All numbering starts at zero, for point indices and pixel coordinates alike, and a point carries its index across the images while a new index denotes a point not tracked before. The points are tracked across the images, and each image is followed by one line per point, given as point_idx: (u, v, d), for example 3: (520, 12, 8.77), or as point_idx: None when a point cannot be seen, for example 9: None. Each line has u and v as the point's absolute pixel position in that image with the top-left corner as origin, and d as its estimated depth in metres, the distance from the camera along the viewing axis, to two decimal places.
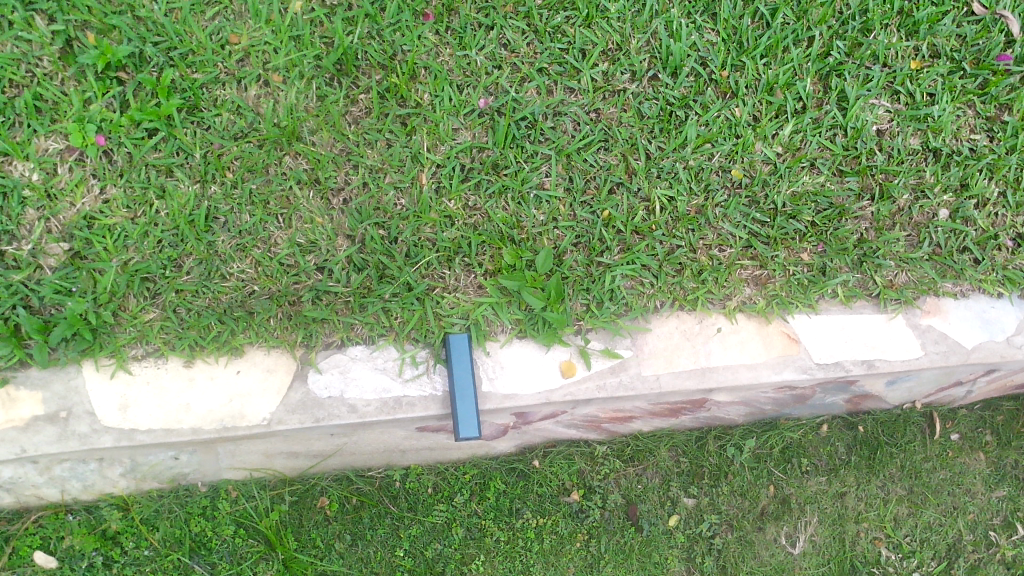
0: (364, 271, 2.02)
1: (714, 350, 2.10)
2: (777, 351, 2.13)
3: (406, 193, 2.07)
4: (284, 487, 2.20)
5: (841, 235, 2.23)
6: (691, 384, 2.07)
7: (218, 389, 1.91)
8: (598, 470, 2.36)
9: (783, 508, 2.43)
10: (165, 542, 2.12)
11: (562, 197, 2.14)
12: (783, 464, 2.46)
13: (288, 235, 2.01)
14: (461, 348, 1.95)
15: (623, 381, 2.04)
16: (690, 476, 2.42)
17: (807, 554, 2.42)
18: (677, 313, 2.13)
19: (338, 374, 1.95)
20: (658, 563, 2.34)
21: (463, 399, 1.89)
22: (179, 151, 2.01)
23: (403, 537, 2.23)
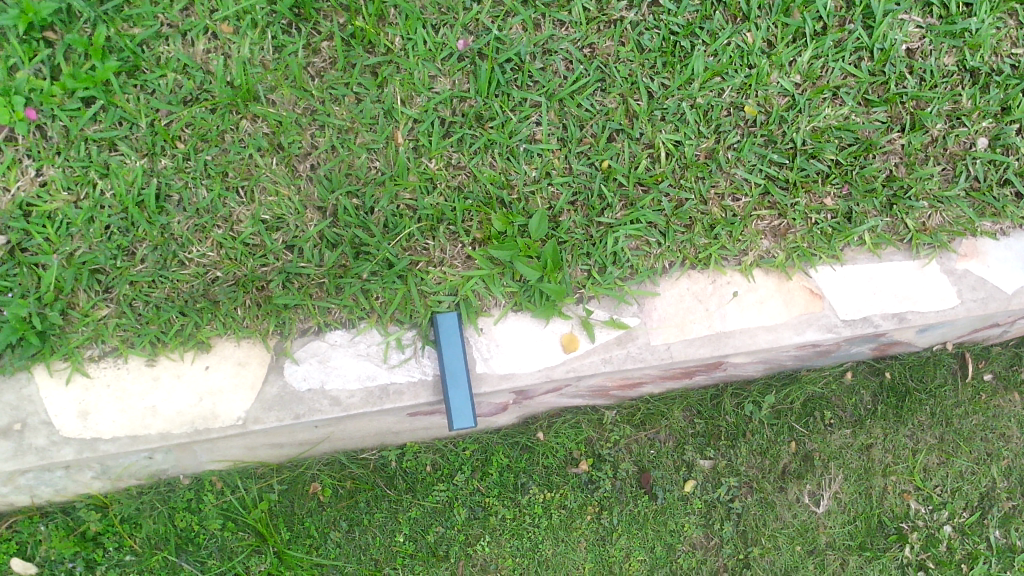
0: (338, 247, 1.81)
1: (729, 312, 1.90)
2: (799, 309, 1.94)
3: (380, 155, 1.85)
4: (272, 476, 2.06)
5: (867, 174, 2.01)
6: (704, 352, 1.89)
7: (185, 389, 1.72)
8: (607, 437, 2.22)
9: (806, 466, 2.30)
10: (149, 541, 2.00)
11: (555, 150, 1.91)
12: (805, 418, 2.33)
13: (252, 211, 1.79)
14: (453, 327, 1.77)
15: (631, 353, 1.86)
16: (706, 438, 2.28)
17: (832, 513, 2.28)
18: (688, 272, 1.92)
19: (317, 364, 1.77)
20: (675, 532, 2.20)
21: (455, 385, 1.72)
22: (122, 122, 1.78)
23: (403, 521, 2.09)
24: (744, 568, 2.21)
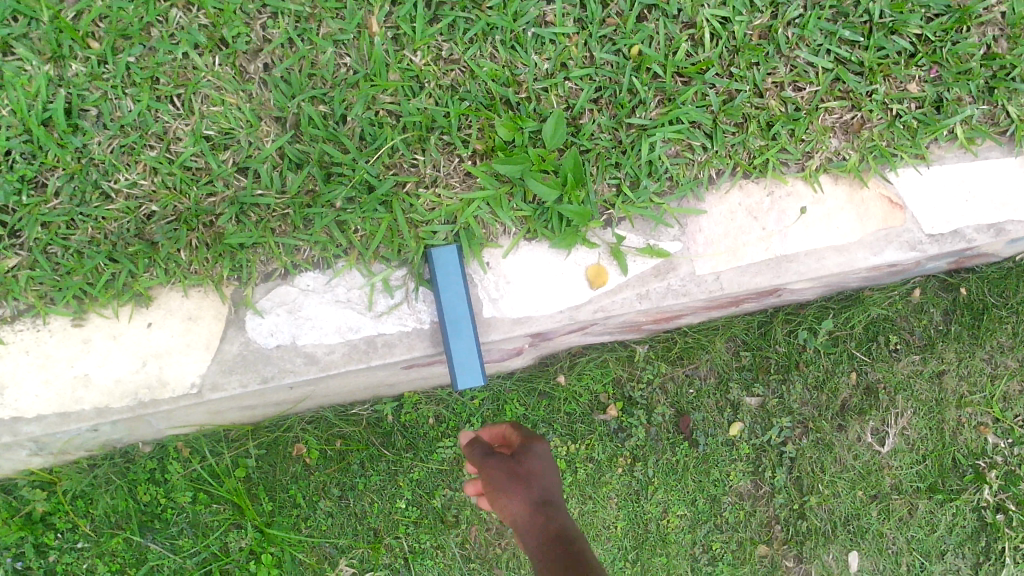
0: (304, 168, 1.44)
1: (792, 232, 1.55)
2: (875, 223, 1.59)
3: (351, 49, 1.46)
4: (248, 440, 1.75)
5: (961, 51, 1.61)
6: (762, 281, 1.56)
7: (123, 353, 1.39)
8: (639, 377, 1.91)
9: (868, 400, 1.99)
10: (108, 519, 1.71)
11: (572, 34, 1.51)
12: (867, 345, 2.01)
13: (191, 125, 1.41)
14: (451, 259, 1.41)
15: (672, 286, 1.53)
16: (753, 372, 1.97)
17: (899, 452, 1.98)
18: (741, 183, 1.55)
19: (287, 316, 1.42)
20: (719, 482, 1.91)
21: (460, 336, 1.38)
22: (17, 16, 1.39)
23: (404, 484, 1.79)
24: (799, 519, 1.93)
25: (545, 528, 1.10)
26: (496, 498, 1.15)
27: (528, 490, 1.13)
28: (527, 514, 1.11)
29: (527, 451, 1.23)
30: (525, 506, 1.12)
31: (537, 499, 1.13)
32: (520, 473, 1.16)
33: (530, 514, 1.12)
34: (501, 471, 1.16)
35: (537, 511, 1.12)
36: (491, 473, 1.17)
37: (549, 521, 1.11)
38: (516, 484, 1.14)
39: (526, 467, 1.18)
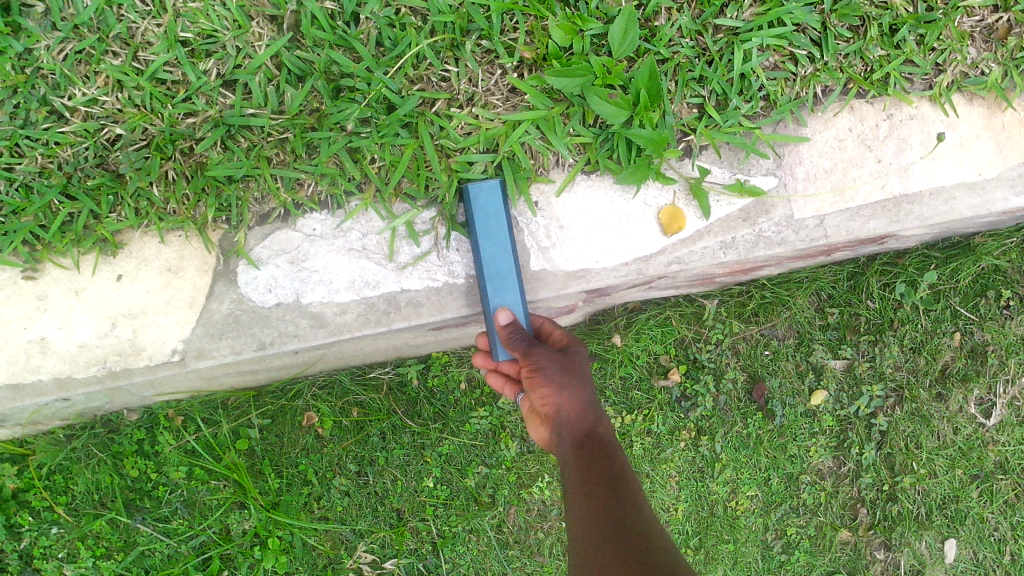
0: (306, 81, 1.14)
1: (914, 165, 1.24)
2: (1018, 156, 1.27)
3: None
4: (250, 408, 1.50)
5: None
6: (875, 227, 1.25)
7: (88, 313, 1.13)
8: (707, 337, 1.62)
9: (974, 365, 1.69)
10: (90, 498, 1.47)
11: None
12: (974, 300, 1.69)
13: (163, 25, 1.11)
14: (493, 196, 1.11)
15: (764, 233, 1.23)
16: (838, 331, 1.67)
17: (1007, 426, 1.69)
18: (852, 103, 1.24)
19: (288, 267, 1.14)
20: (797, 458, 1.64)
21: (502, 297, 1.12)
22: None
23: (432, 460, 1.54)
24: (889, 502, 1.66)
25: (583, 428, 1.03)
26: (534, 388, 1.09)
27: (573, 382, 1.07)
28: (569, 410, 1.05)
29: (568, 351, 1.13)
30: (572, 403, 1.05)
31: (582, 392, 1.07)
32: (566, 366, 1.08)
33: (576, 410, 1.05)
34: (550, 359, 1.07)
35: (583, 408, 1.05)
36: (538, 359, 1.08)
37: (591, 419, 1.05)
38: (561, 374, 1.07)
39: (574, 364, 1.10)
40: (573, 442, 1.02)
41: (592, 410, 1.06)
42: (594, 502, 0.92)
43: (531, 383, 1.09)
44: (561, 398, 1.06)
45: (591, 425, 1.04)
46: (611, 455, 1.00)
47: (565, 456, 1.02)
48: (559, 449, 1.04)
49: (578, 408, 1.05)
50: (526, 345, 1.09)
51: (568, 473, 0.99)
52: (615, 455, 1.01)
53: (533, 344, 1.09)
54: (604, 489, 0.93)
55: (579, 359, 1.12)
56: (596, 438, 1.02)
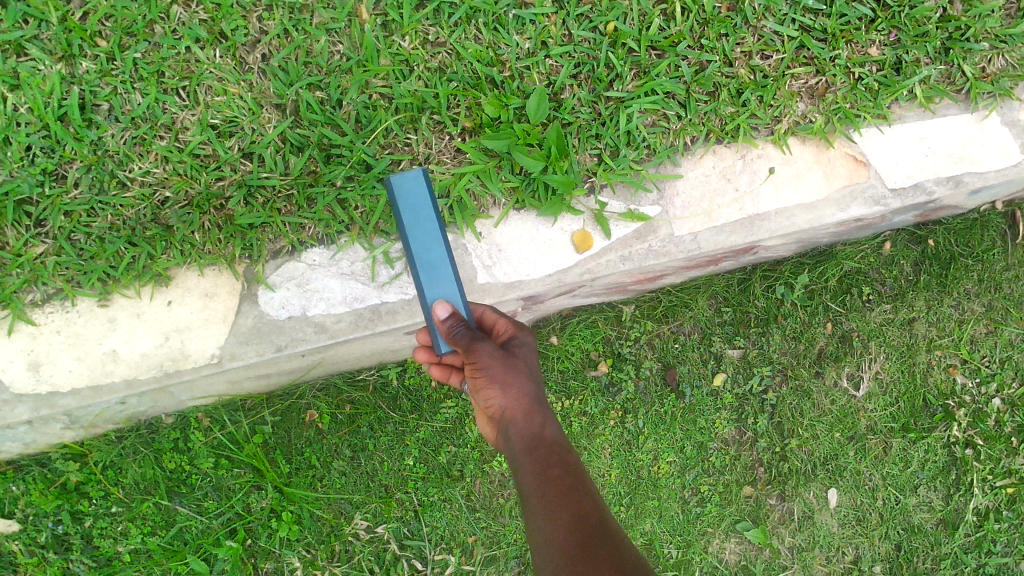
0: (304, 151, 1.53)
1: (763, 191, 1.66)
2: (840, 182, 1.69)
3: (343, 37, 1.55)
4: (263, 408, 1.87)
5: (919, 16, 1.70)
6: (736, 239, 1.66)
7: (147, 329, 1.50)
8: (627, 335, 2.03)
9: (843, 348, 2.11)
10: (137, 486, 1.84)
11: (551, 14, 1.61)
12: (841, 297, 2.12)
13: (197, 115, 1.51)
14: (417, 191, 1.32)
15: (653, 247, 1.63)
16: (734, 326, 2.08)
17: (874, 396, 2.11)
18: (714, 148, 1.66)
19: (296, 289, 1.53)
20: (705, 430, 2.04)
21: (434, 283, 1.31)
22: (27, 18, 1.47)
23: (411, 443, 1.92)
24: (781, 461, 2.07)
25: (533, 429, 1.23)
26: (482, 390, 1.27)
27: (516, 381, 1.26)
28: (518, 410, 1.24)
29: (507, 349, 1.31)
30: (519, 402, 1.25)
31: (525, 388, 1.26)
32: (508, 363, 1.27)
33: (523, 408, 1.24)
34: (493, 361, 1.25)
35: (530, 407, 1.25)
36: (483, 361, 1.25)
37: (536, 416, 1.25)
38: (507, 375, 1.25)
39: (514, 363, 1.28)
40: (528, 444, 1.21)
41: (537, 407, 1.26)
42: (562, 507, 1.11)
43: (481, 384, 1.26)
44: (509, 396, 1.25)
45: (537, 419, 1.25)
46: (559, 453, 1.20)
47: (520, 455, 1.21)
48: (514, 448, 1.23)
49: (524, 405, 1.25)
50: (468, 339, 1.25)
51: (526, 474, 1.18)
52: (560, 447, 1.22)
53: (475, 339, 1.25)
54: (563, 483, 1.15)
55: (519, 355, 1.31)
56: (544, 434, 1.23)
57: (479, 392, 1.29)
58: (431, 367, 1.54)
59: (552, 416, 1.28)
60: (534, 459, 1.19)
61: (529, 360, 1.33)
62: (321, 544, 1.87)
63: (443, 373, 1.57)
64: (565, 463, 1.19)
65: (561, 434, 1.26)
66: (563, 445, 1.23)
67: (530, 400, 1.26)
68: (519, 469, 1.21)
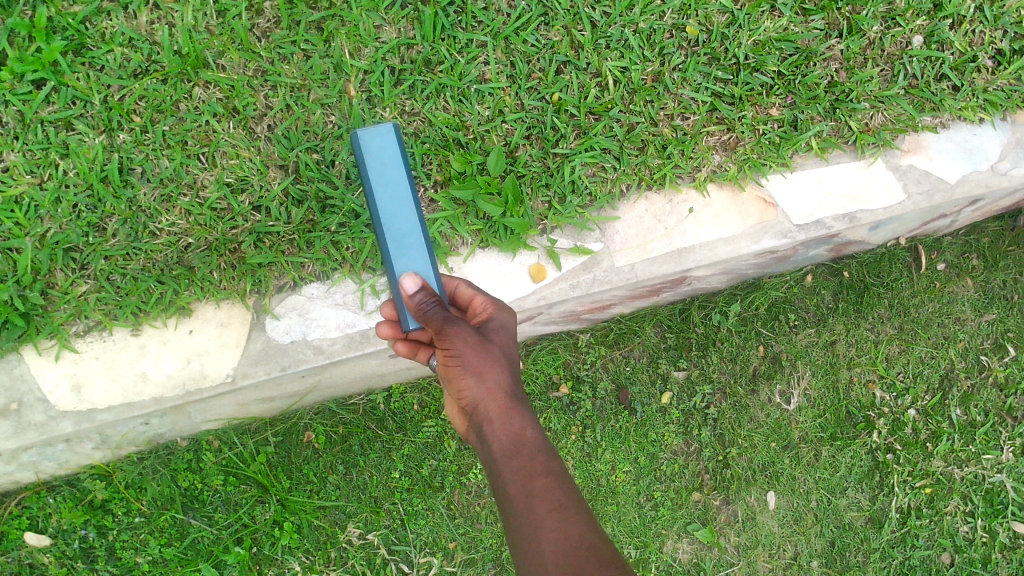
0: (304, 203, 1.85)
1: (688, 229, 1.97)
2: (754, 219, 2.01)
3: (335, 109, 1.88)
4: (267, 430, 2.14)
5: (809, 82, 2.07)
6: (668, 268, 1.96)
7: (172, 354, 1.79)
8: (584, 359, 2.33)
9: (774, 367, 2.41)
10: (155, 503, 2.08)
11: (505, 87, 1.95)
12: (771, 322, 2.43)
13: (215, 175, 1.83)
14: (384, 161, 1.48)
15: (597, 276, 1.93)
16: (678, 350, 2.38)
17: (803, 409, 2.40)
18: (646, 194, 1.98)
19: (297, 317, 1.82)
20: (656, 441, 2.33)
21: (399, 247, 1.49)
22: (76, 100, 1.80)
23: (397, 458, 2.19)
24: (723, 468, 2.35)
25: (513, 428, 1.41)
26: (461, 380, 1.44)
27: (490, 372, 1.43)
28: (497, 407, 1.42)
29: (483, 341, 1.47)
30: (495, 398, 1.42)
31: (497, 378, 1.43)
32: (480, 351, 1.43)
33: (500, 406, 1.42)
34: (469, 356, 1.42)
35: (506, 404, 1.43)
36: (460, 356, 1.42)
37: (513, 414, 1.42)
38: (480, 364, 1.43)
39: (489, 360, 1.44)
40: (508, 442, 1.39)
41: (511, 401, 1.43)
42: (542, 509, 1.30)
43: (460, 376, 1.43)
44: (484, 388, 1.42)
45: (514, 418, 1.42)
46: (535, 453, 1.38)
47: (500, 451, 1.39)
48: (493, 443, 1.40)
49: (499, 399, 1.42)
50: (441, 318, 1.40)
51: (507, 470, 1.36)
52: (536, 443, 1.40)
53: (448, 321, 1.40)
54: (547, 493, 1.32)
55: (495, 348, 1.48)
56: (522, 434, 1.40)
57: (453, 377, 1.45)
58: (397, 343, 1.72)
59: (527, 411, 1.45)
60: (514, 462, 1.36)
61: (504, 353, 1.50)
62: (319, 550, 2.12)
63: (408, 349, 1.74)
64: (545, 466, 1.36)
65: (537, 429, 1.42)
66: (539, 442, 1.40)
67: (504, 392, 1.43)
68: (498, 462, 1.38)
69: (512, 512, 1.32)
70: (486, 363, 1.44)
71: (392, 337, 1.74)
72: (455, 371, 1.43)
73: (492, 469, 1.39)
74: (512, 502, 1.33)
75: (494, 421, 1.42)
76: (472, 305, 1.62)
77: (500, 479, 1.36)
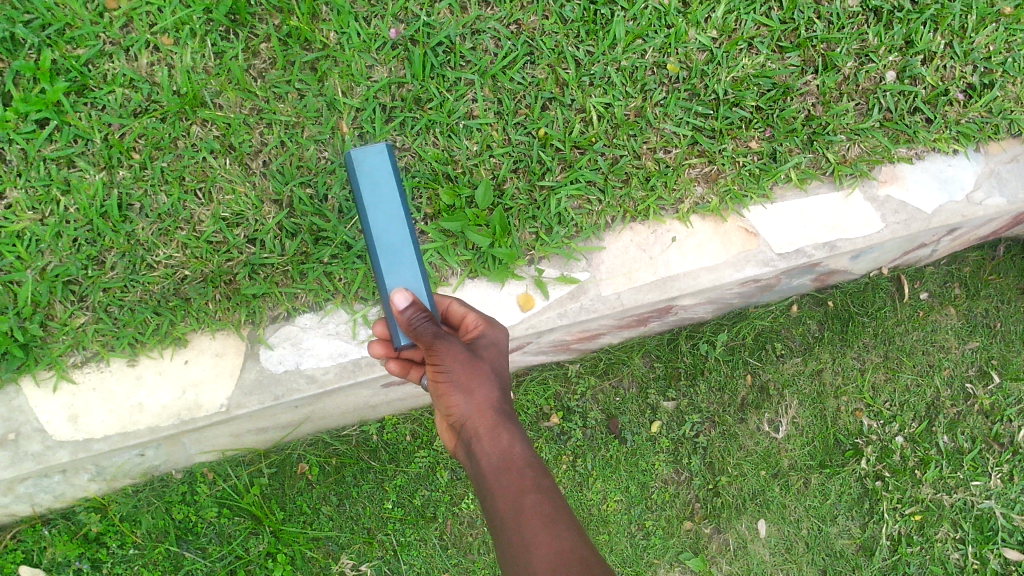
0: (297, 236, 1.91)
1: (672, 258, 2.02)
2: (736, 248, 2.05)
3: (328, 145, 1.94)
4: (260, 461, 2.16)
5: (787, 115, 2.14)
6: (653, 297, 1.99)
7: (168, 384, 1.82)
8: (574, 389, 2.37)
9: (762, 397, 2.44)
10: (150, 536, 2.10)
11: (493, 123, 2.02)
12: (757, 352, 2.46)
13: (211, 210, 1.89)
14: (377, 180, 1.55)
15: (584, 305, 1.96)
16: (667, 380, 2.42)
17: (791, 437, 2.43)
18: (630, 225, 2.04)
19: (291, 347, 1.86)
20: (646, 471, 2.36)
21: (391, 264, 1.55)
22: (77, 139, 1.87)
23: (390, 489, 2.21)
24: (714, 496, 2.37)
25: (502, 442, 1.44)
26: (450, 397, 1.47)
27: (478, 388, 1.47)
28: (485, 422, 1.46)
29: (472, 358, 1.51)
30: (483, 413, 1.46)
31: (485, 395, 1.47)
32: (469, 366, 1.47)
33: (488, 420, 1.46)
34: (457, 371, 1.46)
35: (494, 419, 1.46)
36: (448, 372, 1.46)
37: (501, 428, 1.45)
38: (469, 379, 1.47)
39: (477, 377, 1.48)
40: (497, 456, 1.42)
41: (499, 416, 1.47)
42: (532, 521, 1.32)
43: (449, 393, 1.47)
44: (473, 404, 1.46)
45: (503, 434, 1.45)
46: (523, 466, 1.40)
47: (490, 464, 1.41)
48: (483, 457, 1.43)
49: (486, 414, 1.46)
50: (431, 333, 1.43)
51: (497, 484, 1.38)
52: (524, 458, 1.42)
53: (438, 336, 1.44)
54: (537, 507, 1.34)
55: (483, 365, 1.52)
56: (511, 448, 1.43)
57: (443, 393, 1.48)
58: (390, 361, 1.73)
59: (516, 427, 1.48)
60: (503, 478, 1.39)
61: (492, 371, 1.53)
62: None
63: (401, 367, 1.75)
64: (534, 481, 1.39)
65: (525, 444, 1.45)
66: (528, 457, 1.43)
67: (492, 408, 1.47)
68: (487, 476, 1.40)
69: (502, 526, 1.34)
70: (474, 379, 1.47)
71: (384, 355, 1.76)
72: (444, 387, 1.47)
73: (482, 485, 1.41)
74: (502, 517, 1.35)
75: (483, 437, 1.45)
76: (463, 323, 1.68)
77: (490, 494, 1.38)
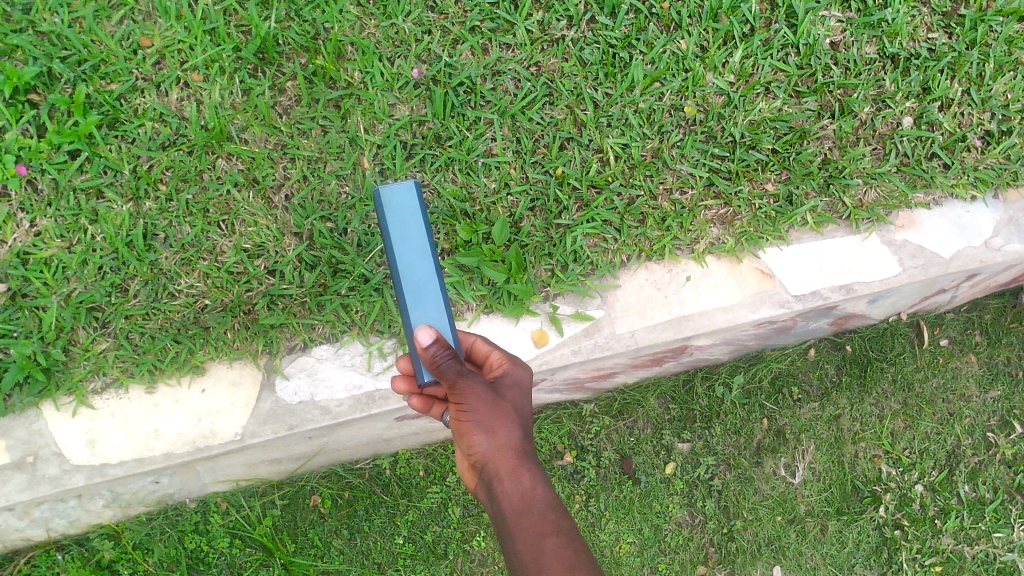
0: (317, 268, 1.94)
1: (687, 297, 2.02)
2: (752, 289, 2.05)
3: (349, 180, 1.99)
4: (273, 493, 2.16)
5: (803, 158, 2.16)
6: (667, 335, 1.99)
7: (184, 412, 1.84)
8: (588, 429, 2.36)
9: (779, 441, 2.42)
10: (161, 564, 2.11)
11: (511, 161, 2.06)
12: (774, 395, 2.44)
13: (233, 241, 1.93)
14: (403, 215, 1.54)
15: (599, 342, 1.97)
16: (682, 422, 2.41)
17: (808, 482, 2.40)
18: (646, 264, 2.05)
19: (306, 378, 1.88)
20: (660, 513, 2.34)
21: (417, 303, 1.53)
22: (107, 170, 1.93)
23: (401, 524, 2.20)
24: (728, 541, 2.35)
25: (522, 484, 1.43)
26: (471, 436, 1.46)
27: (500, 429, 1.46)
28: (507, 463, 1.45)
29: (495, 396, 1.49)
30: (505, 455, 1.45)
31: (508, 435, 1.46)
32: (492, 406, 1.46)
33: (508, 461, 1.45)
34: (480, 411, 1.45)
35: (515, 461, 1.45)
36: (471, 412, 1.44)
37: (522, 470, 1.44)
38: (492, 420, 1.45)
39: (500, 417, 1.47)
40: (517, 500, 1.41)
41: (521, 457, 1.46)
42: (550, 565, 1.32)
43: (471, 433, 1.46)
44: (495, 445, 1.45)
45: (524, 476, 1.44)
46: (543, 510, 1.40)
47: (509, 506, 1.41)
48: (503, 499, 1.43)
49: (508, 455, 1.45)
50: (455, 371, 1.41)
51: (517, 527, 1.38)
52: (545, 502, 1.42)
53: (460, 374, 1.41)
54: (558, 553, 1.34)
55: (505, 404, 1.51)
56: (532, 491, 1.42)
57: (464, 432, 1.47)
58: (412, 397, 1.75)
59: (536, 468, 1.47)
60: (524, 521, 1.39)
61: (514, 410, 1.52)
62: None
63: (423, 404, 1.76)
64: (555, 525, 1.39)
65: (546, 487, 1.45)
66: (549, 500, 1.43)
67: (513, 449, 1.46)
68: (507, 519, 1.40)
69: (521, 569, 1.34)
70: (496, 419, 1.46)
71: (407, 390, 1.76)
72: (467, 426, 1.46)
73: (502, 527, 1.40)
74: (521, 559, 1.35)
75: (504, 478, 1.44)
76: (488, 361, 1.68)
77: (510, 538, 1.38)
